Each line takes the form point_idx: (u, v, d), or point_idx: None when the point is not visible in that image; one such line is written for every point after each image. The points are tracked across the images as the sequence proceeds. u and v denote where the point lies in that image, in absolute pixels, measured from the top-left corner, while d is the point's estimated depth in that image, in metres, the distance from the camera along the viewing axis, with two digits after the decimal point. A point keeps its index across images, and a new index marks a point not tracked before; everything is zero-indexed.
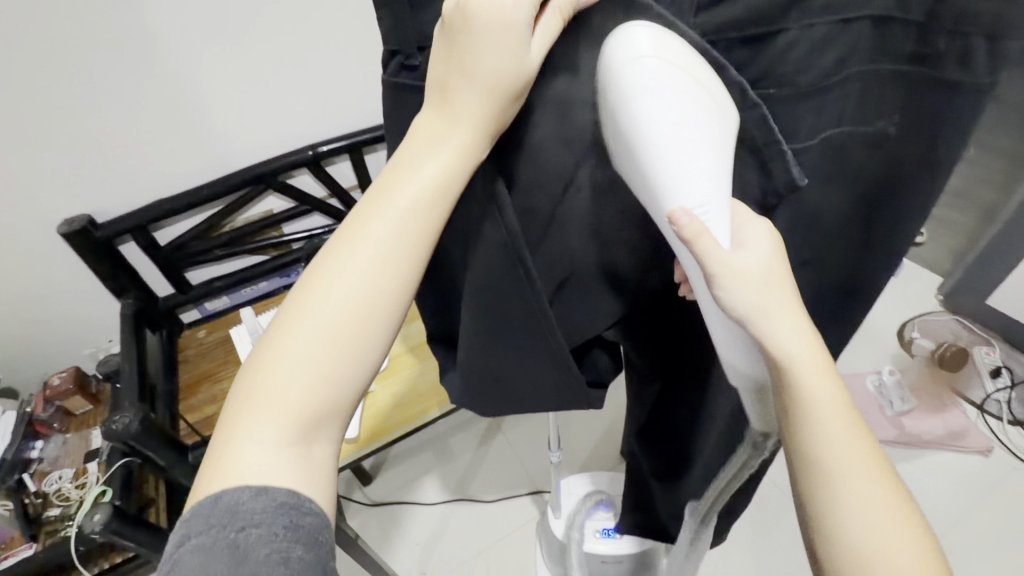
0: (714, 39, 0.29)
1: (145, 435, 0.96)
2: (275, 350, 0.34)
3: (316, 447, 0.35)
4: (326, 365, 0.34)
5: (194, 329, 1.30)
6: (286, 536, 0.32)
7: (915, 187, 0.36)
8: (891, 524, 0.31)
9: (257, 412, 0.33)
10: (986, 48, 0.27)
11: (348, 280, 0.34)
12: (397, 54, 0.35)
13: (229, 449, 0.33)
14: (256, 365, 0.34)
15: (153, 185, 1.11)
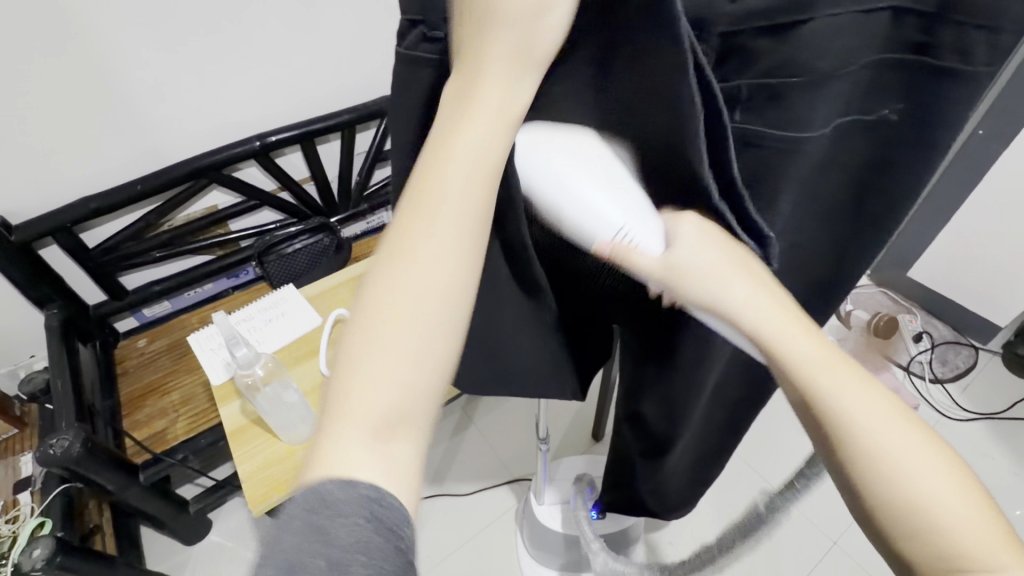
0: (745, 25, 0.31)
1: (88, 457, 0.88)
2: (356, 335, 0.31)
3: (403, 441, 0.30)
4: (408, 336, 0.30)
5: (131, 339, 1.19)
6: (370, 528, 0.27)
7: (904, 174, 0.38)
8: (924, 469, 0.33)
9: (344, 400, 0.30)
10: (986, 40, 0.28)
11: (427, 288, 0.31)
12: (418, 25, 0.36)
13: (318, 443, 0.29)
14: (337, 354, 0.31)
15: (78, 180, 1.00)
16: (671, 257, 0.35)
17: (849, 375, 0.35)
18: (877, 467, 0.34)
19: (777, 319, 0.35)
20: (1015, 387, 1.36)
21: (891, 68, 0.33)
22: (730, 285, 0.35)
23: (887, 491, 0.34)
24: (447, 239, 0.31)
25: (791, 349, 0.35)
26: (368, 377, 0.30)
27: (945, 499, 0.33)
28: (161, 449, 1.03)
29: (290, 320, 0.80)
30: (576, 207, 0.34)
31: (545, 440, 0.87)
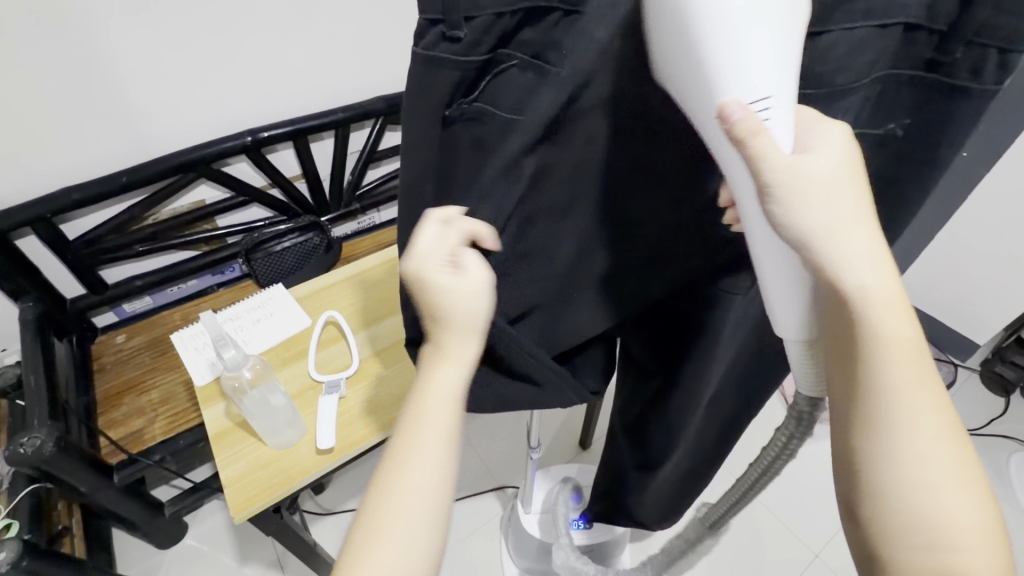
0: None
1: (61, 456, 0.85)
2: (391, 475, 0.41)
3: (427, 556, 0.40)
4: (430, 480, 0.41)
5: (110, 335, 1.15)
6: None
7: (913, 186, 0.39)
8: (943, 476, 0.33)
9: (385, 535, 0.40)
10: (996, 57, 0.30)
11: (433, 425, 0.42)
12: (438, 24, 0.36)
13: (360, 563, 0.39)
14: (377, 490, 0.42)
15: (61, 170, 0.97)
16: (798, 161, 0.30)
17: (918, 369, 0.33)
18: (911, 470, 0.33)
19: (874, 279, 0.32)
20: (991, 405, 1.40)
21: (900, 87, 0.34)
22: (848, 225, 0.31)
23: (904, 493, 0.33)
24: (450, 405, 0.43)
25: (872, 318, 0.32)
26: (399, 508, 0.40)
27: (962, 516, 0.33)
28: (137, 449, 0.99)
29: (279, 320, 0.78)
30: (728, 52, 0.26)
31: (535, 447, 0.86)
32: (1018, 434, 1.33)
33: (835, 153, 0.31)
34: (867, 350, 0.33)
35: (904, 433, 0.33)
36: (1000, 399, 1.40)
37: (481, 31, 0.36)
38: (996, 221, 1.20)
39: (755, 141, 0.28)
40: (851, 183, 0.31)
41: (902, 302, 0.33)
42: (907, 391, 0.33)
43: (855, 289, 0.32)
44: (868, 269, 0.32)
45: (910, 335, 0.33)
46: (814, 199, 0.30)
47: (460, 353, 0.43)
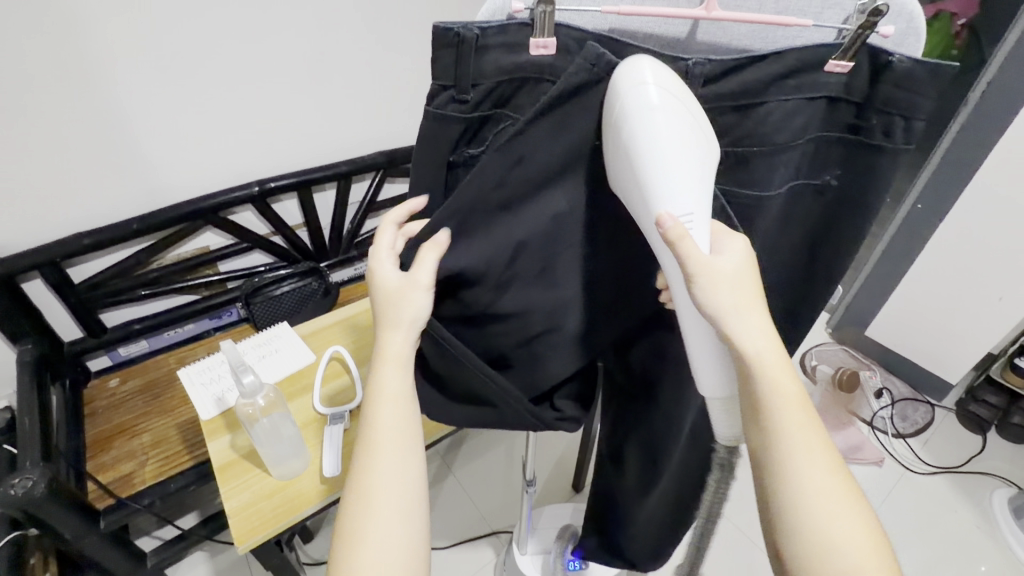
0: (715, 105, 0.37)
1: (48, 498, 0.84)
2: (364, 480, 0.46)
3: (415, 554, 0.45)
4: (404, 479, 0.46)
5: (103, 379, 1.16)
6: None
7: (847, 233, 0.45)
8: (836, 513, 0.38)
9: (369, 538, 0.44)
10: (904, 125, 0.37)
11: (396, 427, 0.47)
12: (448, 89, 0.41)
13: (350, 562, 0.43)
14: (353, 501, 0.45)
15: (74, 217, 1.01)
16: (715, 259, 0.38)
17: (805, 420, 0.39)
18: (803, 508, 0.38)
19: (765, 345, 0.39)
20: (970, 442, 1.44)
21: (830, 144, 0.40)
22: (740, 306, 0.38)
23: (798, 528, 0.38)
24: (401, 406, 0.48)
25: (764, 377, 0.39)
26: (376, 503, 0.45)
27: (853, 548, 0.37)
28: (126, 494, 0.98)
29: (288, 355, 0.81)
30: (658, 167, 0.35)
31: (531, 484, 0.87)
32: (998, 471, 1.36)
33: (738, 258, 0.39)
34: (764, 403, 0.39)
35: (791, 474, 0.38)
36: (977, 437, 1.44)
37: (485, 95, 0.41)
38: (953, 263, 1.30)
39: (681, 242, 0.36)
40: (750, 276, 0.39)
41: (782, 359, 0.39)
42: (797, 437, 0.39)
43: (747, 350, 0.38)
44: (753, 331, 0.38)
45: (791, 387, 0.39)
46: (723, 286, 0.38)
47: (401, 359, 0.49)
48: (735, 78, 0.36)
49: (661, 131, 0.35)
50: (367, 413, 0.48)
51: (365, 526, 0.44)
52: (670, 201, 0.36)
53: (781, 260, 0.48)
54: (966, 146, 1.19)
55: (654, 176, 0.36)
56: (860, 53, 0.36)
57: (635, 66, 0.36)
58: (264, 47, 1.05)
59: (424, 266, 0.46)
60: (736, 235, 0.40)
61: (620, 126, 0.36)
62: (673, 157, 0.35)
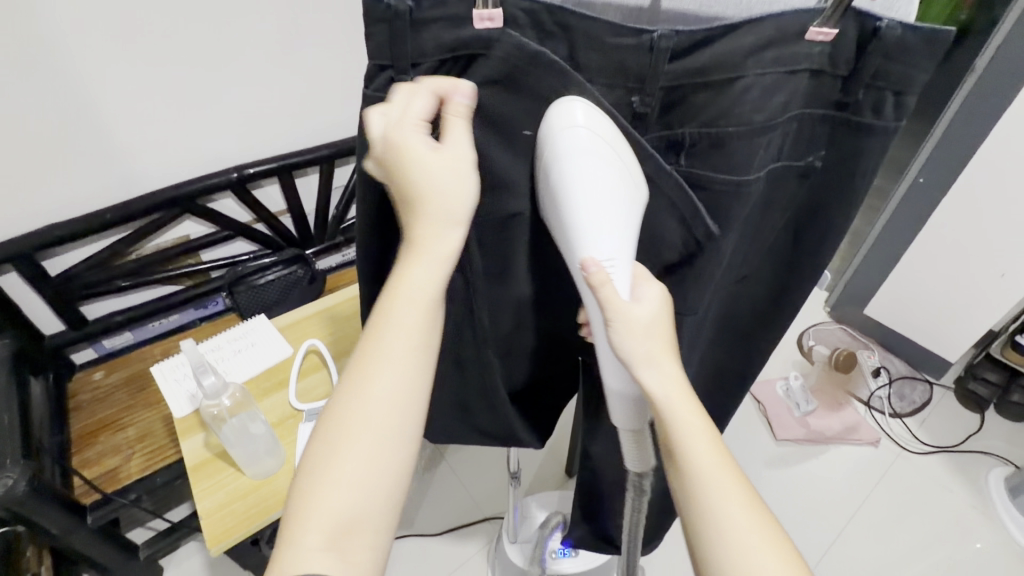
0: (681, 84, 0.34)
1: (29, 496, 0.83)
2: (342, 423, 0.39)
3: (366, 530, 0.38)
4: (389, 434, 0.39)
5: (88, 372, 1.14)
6: None
7: (833, 218, 0.42)
8: (761, 555, 0.36)
9: (326, 493, 0.37)
10: (893, 101, 0.34)
11: (402, 372, 0.39)
12: (386, 69, 0.37)
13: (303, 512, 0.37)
14: (324, 443, 0.39)
15: (45, 208, 0.98)
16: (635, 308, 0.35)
17: (720, 466, 0.37)
18: (726, 551, 0.36)
19: (679, 394, 0.37)
20: (968, 421, 1.42)
21: (816, 122, 0.37)
22: (658, 358, 0.36)
23: (721, 574, 0.36)
24: (413, 343, 0.39)
25: (678, 426, 0.37)
26: (349, 452, 0.38)
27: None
28: (112, 489, 0.98)
29: (263, 349, 0.79)
30: (576, 201, 0.34)
31: (517, 474, 0.86)
32: (996, 451, 1.35)
33: (655, 306, 0.36)
34: (673, 445, 0.37)
35: (710, 520, 0.37)
36: (976, 416, 1.43)
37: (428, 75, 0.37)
38: (955, 241, 1.26)
39: (603, 288, 0.34)
40: (664, 322, 0.36)
41: (695, 407, 0.37)
42: (715, 483, 0.37)
43: (661, 403, 0.36)
44: (667, 384, 0.36)
45: (706, 434, 0.37)
46: (640, 334, 0.35)
47: (436, 276, 0.39)
48: (703, 52, 0.33)
49: (586, 191, 0.34)
50: (374, 335, 0.40)
51: (323, 484, 0.37)
52: (596, 241, 0.34)
53: (762, 245, 0.45)
54: (971, 118, 1.14)
55: (578, 225, 0.34)
56: (846, 19, 0.32)
57: (565, 111, 0.34)
58: (235, 26, 1.00)
59: (410, 147, 0.37)
60: (654, 283, 0.37)
61: (552, 167, 0.35)
62: (605, 197, 0.34)
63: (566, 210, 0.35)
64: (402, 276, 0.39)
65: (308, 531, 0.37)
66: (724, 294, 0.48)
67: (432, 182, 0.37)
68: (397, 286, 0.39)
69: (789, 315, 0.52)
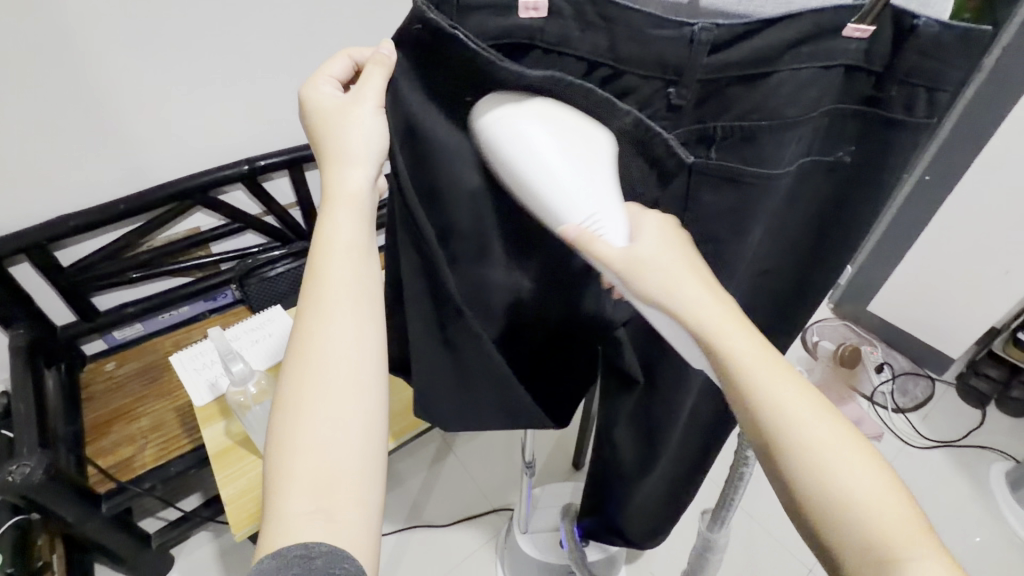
0: (719, 76, 0.35)
1: (47, 484, 0.84)
2: (300, 377, 0.38)
3: (341, 485, 0.36)
4: (346, 371, 0.38)
5: (100, 362, 1.15)
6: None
7: (859, 213, 0.43)
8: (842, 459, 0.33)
9: (295, 452, 0.36)
10: (926, 97, 0.35)
11: (335, 318, 0.39)
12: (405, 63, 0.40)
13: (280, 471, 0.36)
14: (284, 406, 0.38)
15: (59, 198, 0.99)
16: (633, 251, 0.36)
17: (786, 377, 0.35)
18: (813, 460, 0.33)
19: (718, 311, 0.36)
20: (968, 416, 1.44)
21: (847, 117, 0.38)
22: (677, 283, 0.36)
23: (813, 486, 0.33)
24: (348, 281, 0.40)
25: (724, 340, 0.35)
26: (308, 399, 0.37)
27: (873, 499, 0.32)
28: (126, 478, 0.98)
29: (281, 339, 0.80)
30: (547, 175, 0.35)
31: (530, 465, 0.87)
32: (996, 445, 1.37)
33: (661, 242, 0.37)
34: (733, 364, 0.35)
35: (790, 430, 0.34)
36: (977, 411, 1.44)
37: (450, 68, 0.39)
38: (959, 239, 1.27)
39: (593, 245, 0.35)
40: (677, 247, 0.37)
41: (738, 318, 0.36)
42: (780, 394, 0.35)
43: (696, 319, 0.35)
44: (700, 301, 0.36)
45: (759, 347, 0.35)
46: (650, 270, 0.36)
47: (357, 197, 0.40)
48: (740, 46, 0.34)
49: (549, 155, 0.35)
50: (309, 281, 0.40)
51: (296, 431, 0.37)
52: (568, 208, 0.36)
53: (786, 237, 0.46)
54: (978, 117, 1.15)
55: (550, 195, 0.35)
56: (885, 15, 0.33)
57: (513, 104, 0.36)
58: (248, 18, 1.00)
59: (316, 100, 0.42)
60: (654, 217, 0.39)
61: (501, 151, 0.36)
62: (560, 165, 0.35)
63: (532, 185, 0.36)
64: (319, 232, 0.40)
65: (293, 483, 0.36)
66: (746, 285, 0.49)
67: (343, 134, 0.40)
68: (326, 242, 0.40)
69: (808, 307, 0.53)
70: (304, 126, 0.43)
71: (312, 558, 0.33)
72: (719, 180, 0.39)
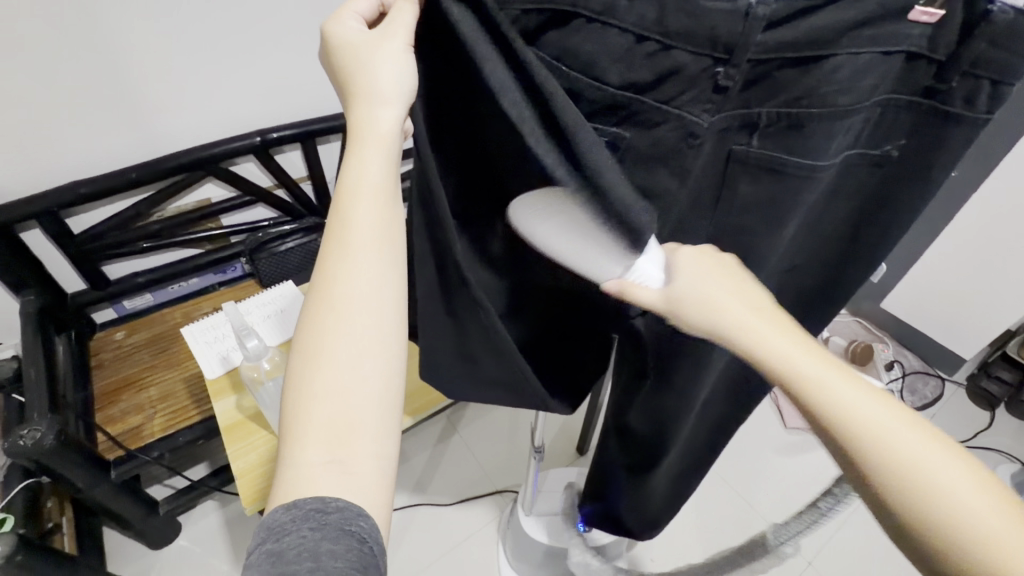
0: (772, 56, 0.33)
1: (57, 449, 0.84)
2: (322, 327, 0.37)
3: (357, 443, 0.35)
4: (369, 320, 0.37)
5: (109, 331, 1.15)
6: (312, 536, 0.32)
7: (902, 212, 0.41)
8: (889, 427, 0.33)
9: (314, 402, 0.35)
10: (990, 89, 0.33)
11: (355, 267, 0.38)
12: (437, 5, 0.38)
13: (298, 420, 0.35)
14: (303, 358, 0.37)
15: (70, 164, 0.97)
16: (670, 294, 0.39)
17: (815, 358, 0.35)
18: (875, 435, 0.33)
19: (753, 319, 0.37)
20: (977, 418, 1.42)
21: (900, 108, 0.36)
22: (720, 304, 0.38)
23: (885, 464, 0.32)
24: (374, 227, 0.38)
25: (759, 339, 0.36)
26: (329, 348, 0.36)
27: (929, 457, 0.32)
28: (136, 446, 0.99)
29: (290, 316, 0.79)
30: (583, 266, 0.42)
31: (537, 450, 0.87)
32: (1003, 447, 1.36)
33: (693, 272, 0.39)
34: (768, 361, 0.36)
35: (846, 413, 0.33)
36: (985, 413, 1.43)
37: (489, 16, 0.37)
38: (983, 240, 1.23)
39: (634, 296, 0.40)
40: (719, 270, 0.40)
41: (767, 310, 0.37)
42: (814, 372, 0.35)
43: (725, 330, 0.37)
44: (735, 313, 0.37)
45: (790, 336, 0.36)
46: (691, 303, 0.39)
47: (387, 140, 0.39)
48: (798, 25, 0.32)
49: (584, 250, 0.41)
50: (334, 228, 0.38)
51: (316, 381, 0.36)
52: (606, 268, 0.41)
53: (819, 231, 0.44)
54: (1013, 113, 1.10)
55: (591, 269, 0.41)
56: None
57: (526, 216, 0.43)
58: None
59: (339, 35, 0.40)
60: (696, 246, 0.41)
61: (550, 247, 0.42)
62: (600, 247, 0.40)
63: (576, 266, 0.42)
64: (346, 182, 0.39)
65: (308, 433, 0.35)
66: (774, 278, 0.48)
67: (368, 67, 0.38)
68: (346, 185, 0.39)
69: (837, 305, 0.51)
70: (324, 64, 0.41)
71: (328, 512, 0.33)
72: (759, 168, 0.38)
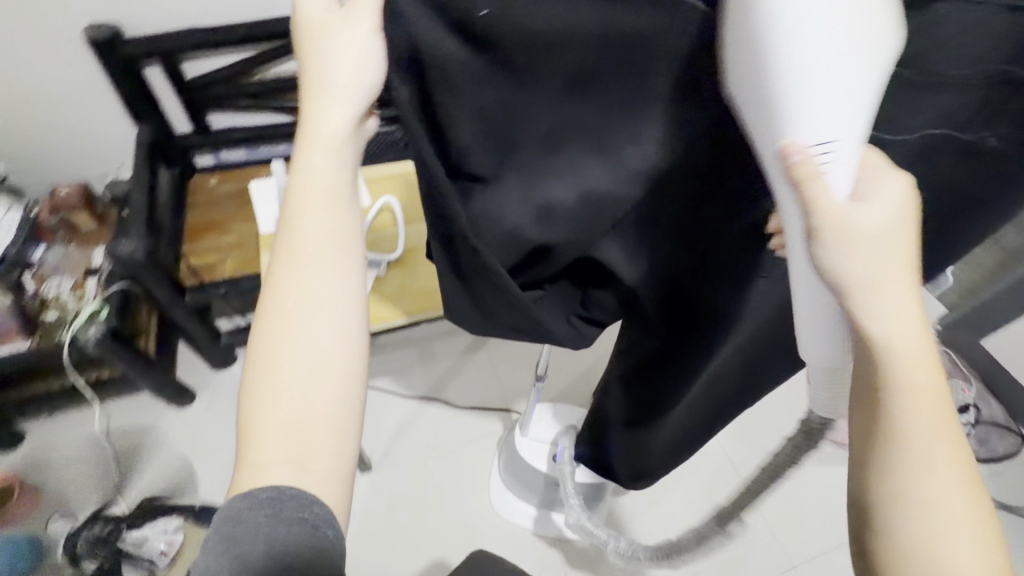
0: None
1: (144, 262, 0.97)
2: (283, 332, 0.40)
3: (314, 437, 0.40)
4: (325, 316, 0.41)
5: (205, 176, 1.27)
6: (267, 521, 0.36)
7: (982, 210, 0.36)
8: (950, 512, 0.35)
9: (273, 404, 0.39)
10: None
11: (313, 252, 0.41)
12: None
13: (258, 415, 0.39)
14: (261, 358, 0.40)
15: (190, 11, 1.04)
16: (854, 211, 0.30)
17: (939, 425, 0.35)
18: (930, 516, 0.35)
19: (910, 334, 0.33)
20: None
21: (1009, 89, 0.29)
22: (885, 280, 0.32)
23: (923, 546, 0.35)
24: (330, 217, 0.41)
25: (911, 377, 0.34)
26: (283, 348, 0.40)
27: (963, 556, 0.35)
28: (209, 280, 1.13)
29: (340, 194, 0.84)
30: (796, 88, 0.26)
31: (542, 379, 0.89)
32: None
33: (894, 200, 0.31)
34: (894, 396, 0.35)
35: (918, 484, 0.35)
36: None
37: None
38: None
39: (809, 183, 0.28)
40: (907, 217, 0.31)
41: (925, 347, 0.34)
42: (924, 434, 0.35)
43: (883, 338, 0.33)
44: (897, 315, 0.33)
45: (929, 378, 0.34)
46: (858, 246, 0.31)
47: (336, 132, 0.40)
48: None
49: (815, 40, 0.25)
50: (291, 216, 0.41)
51: (273, 381, 0.40)
52: (811, 128, 0.27)
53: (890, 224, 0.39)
54: None
55: (780, 102, 0.27)
56: None
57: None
58: None
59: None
60: (893, 171, 0.31)
61: (750, 33, 0.26)
62: (808, 84, 0.26)
63: (761, 69, 0.27)
64: (303, 146, 0.40)
65: (263, 430, 0.39)
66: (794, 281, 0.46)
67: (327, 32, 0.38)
68: (305, 131, 0.40)
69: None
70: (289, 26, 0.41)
71: (281, 500, 0.37)
72: None
